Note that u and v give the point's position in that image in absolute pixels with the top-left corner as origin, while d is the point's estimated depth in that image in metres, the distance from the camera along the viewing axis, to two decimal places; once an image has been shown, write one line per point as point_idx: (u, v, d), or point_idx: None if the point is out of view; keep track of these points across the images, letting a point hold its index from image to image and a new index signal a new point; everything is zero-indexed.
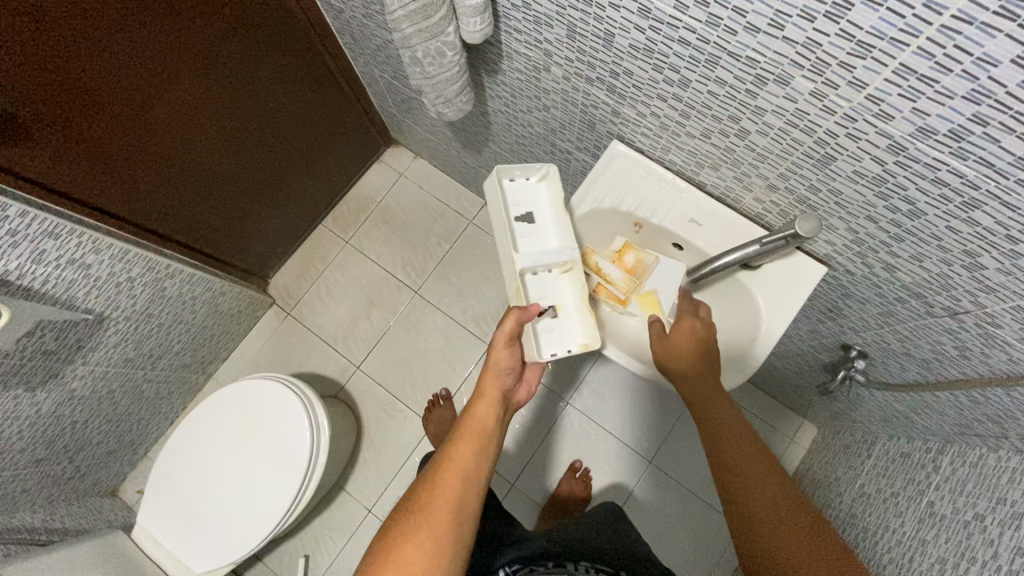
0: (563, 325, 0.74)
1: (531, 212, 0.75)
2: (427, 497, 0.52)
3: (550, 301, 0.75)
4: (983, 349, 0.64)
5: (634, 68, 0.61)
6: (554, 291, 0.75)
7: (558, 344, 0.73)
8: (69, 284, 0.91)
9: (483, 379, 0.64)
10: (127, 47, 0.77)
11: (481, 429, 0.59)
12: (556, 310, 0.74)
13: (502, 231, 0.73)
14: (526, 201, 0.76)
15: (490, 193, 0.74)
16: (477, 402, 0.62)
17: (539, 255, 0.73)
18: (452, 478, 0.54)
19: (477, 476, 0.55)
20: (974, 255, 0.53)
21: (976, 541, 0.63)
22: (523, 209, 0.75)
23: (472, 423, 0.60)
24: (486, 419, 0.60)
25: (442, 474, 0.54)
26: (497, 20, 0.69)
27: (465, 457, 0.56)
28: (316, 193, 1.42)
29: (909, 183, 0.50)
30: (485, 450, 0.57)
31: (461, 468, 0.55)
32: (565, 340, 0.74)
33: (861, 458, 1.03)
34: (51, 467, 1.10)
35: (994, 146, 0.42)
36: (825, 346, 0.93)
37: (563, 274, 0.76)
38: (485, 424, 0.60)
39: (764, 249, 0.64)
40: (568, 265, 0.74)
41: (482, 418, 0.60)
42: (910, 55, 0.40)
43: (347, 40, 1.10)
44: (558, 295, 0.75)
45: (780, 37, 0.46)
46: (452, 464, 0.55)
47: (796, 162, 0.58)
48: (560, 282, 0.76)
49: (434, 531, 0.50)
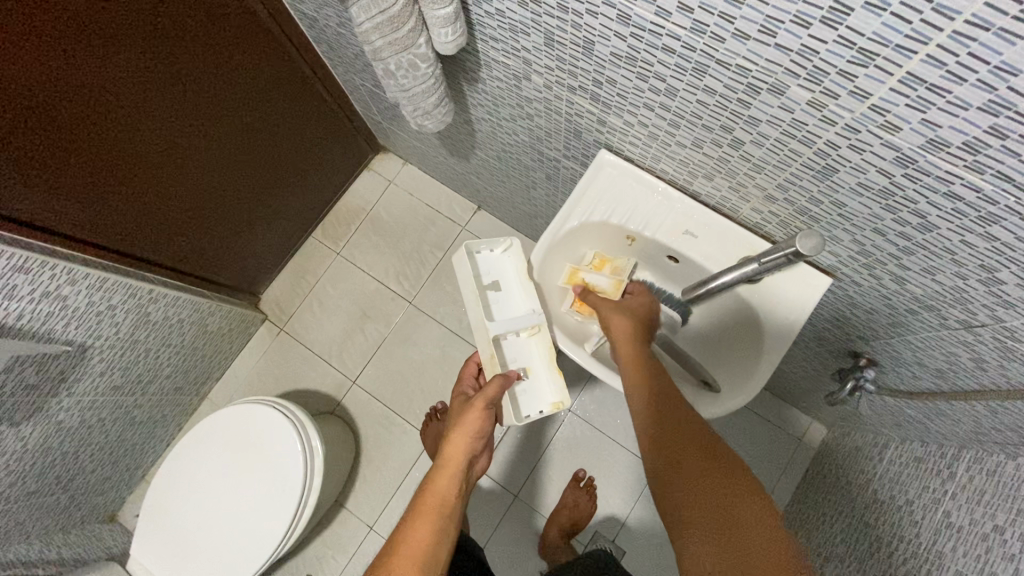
0: (535, 386, 0.78)
1: (498, 280, 0.80)
2: None
3: (521, 363, 0.78)
4: (1001, 362, 0.60)
5: (618, 77, 0.57)
6: (524, 354, 0.78)
7: (531, 404, 0.77)
8: (47, 318, 0.88)
9: (445, 450, 0.66)
10: (91, 73, 0.73)
11: (440, 505, 0.60)
12: (526, 371, 0.78)
13: (471, 299, 0.77)
14: (493, 270, 0.80)
15: (458, 266, 0.79)
16: (440, 472, 0.64)
17: (509, 321, 0.74)
18: (413, 552, 0.55)
19: (435, 559, 0.55)
20: (991, 270, 0.49)
21: (996, 556, 0.60)
22: (491, 279, 0.80)
23: (431, 497, 0.61)
24: (446, 494, 0.62)
25: (397, 561, 0.54)
26: (472, 28, 0.65)
27: (422, 540, 0.56)
28: (303, 206, 1.39)
29: (919, 197, 0.46)
30: (445, 527, 0.59)
31: (423, 543, 0.56)
32: (537, 401, 0.77)
33: (873, 462, 1.00)
34: (45, 498, 1.08)
35: (1013, 159, 0.38)
36: (832, 353, 0.89)
37: (531, 337, 0.78)
38: (446, 499, 0.61)
39: (764, 268, 0.59)
40: (536, 328, 0.76)
41: (442, 492, 0.62)
42: (918, 63, 0.36)
43: (324, 48, 1.06)
44: (527, 357, 0.78)
45: (771, 45, 0.41)
46: (405, 553, 0.55)
47: (794, 174, 0.54)
48: (530, 344, 0.79)
49: None
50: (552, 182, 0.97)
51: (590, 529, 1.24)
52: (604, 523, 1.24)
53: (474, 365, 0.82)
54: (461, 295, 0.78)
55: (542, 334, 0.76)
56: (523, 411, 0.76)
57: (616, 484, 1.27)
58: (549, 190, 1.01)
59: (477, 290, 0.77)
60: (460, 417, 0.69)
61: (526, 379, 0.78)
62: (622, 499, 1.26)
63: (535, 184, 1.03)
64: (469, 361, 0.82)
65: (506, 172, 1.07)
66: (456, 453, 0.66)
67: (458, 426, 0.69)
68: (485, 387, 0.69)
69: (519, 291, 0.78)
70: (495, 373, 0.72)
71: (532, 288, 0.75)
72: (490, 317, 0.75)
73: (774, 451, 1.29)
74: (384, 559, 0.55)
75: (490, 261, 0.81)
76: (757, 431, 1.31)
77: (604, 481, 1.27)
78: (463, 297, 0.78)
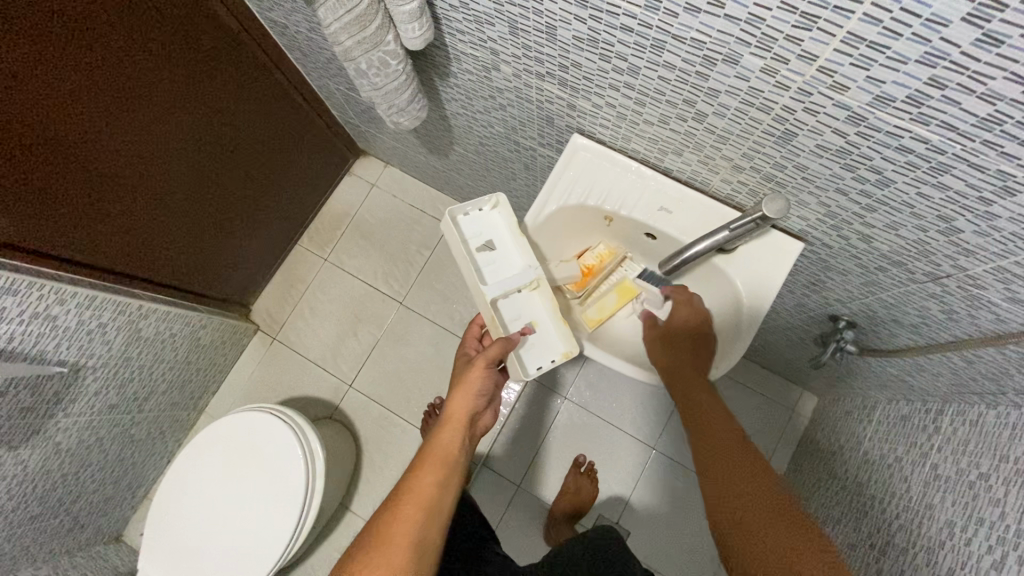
0: (543, 340, 0.76)
1: (491, 243, 0.77)
2: (387, 528, 0.59)
3: (526, 319, 0.77)
4: (970, 312, 0.62)
5: (582, 60, 0.59)
6: (527, 310, 0.77)
7: (541, 357, 0.76)
8: (38, 339, 0.88)
9: (450, 405, 0.71)
10: (65, 90, 0.73)
11: (445, 456, 0.66)
12: (533, 326, 0.76)
13: (465, 264, 0.74)
14: (485, 233, 0.77)
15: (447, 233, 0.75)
16: (445, 427, 0.69)
17: (506, 281, 0.74)
18: (420, 494, 0.61)
19: (440, 505, 0.62)
20: (949, 220, 0.51)
21: (982, 501, 0.63)
22: (485, 242, 0.76)
23: (438, 449, 0.67)
24: (451, 445, 0.67)
25: (403, 503, 0.61)
26: (438, 23, 0.66)
27: (428, 487, 0.62)
28: (287, 216, 1.40)
29: (873, 153, 0.49)
30: (448, 478, 0.64)
31: (428, 490, 0.62)
32: (547, 352, 0.76)
33: (862, 424, 1.02)
34: (49, 522, 1.08)
35: (954, 108, 0.40)
36: (812, 319, 0.91)
37: (533, 292, 0.77)
38: (450, 451, 0.67)
39: (733, 234, 0.62)
40: (536, 284, 0.76)
41: (446, 447, 0.67)
42: (856, 22, 0.38)
43: (298, 55, 1.08)
44: (531, 313, 0.77)
45: (721, 15, 0.43)
46: (413, 495, 0.61)
47: (757, 142, 0.56)
48: (531, 300, 0.77)
49: (394, 542, 0.57)
50: (531, 171, 0.99)
51: (593, 513, 1.26)
52: (607, 506, 1.26)
53: (477, 327, 0.83)
54: (455, 261, 0.74)
55: (544, 289, 0.76)
56: (533, 365, 0.75)
57: (616, 467, 1.28)
58: (528, 180, 1.03)
59: (471, 253, 0.75)
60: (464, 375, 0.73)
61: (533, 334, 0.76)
62: (624, 481, 1.28)
63: (514, 175, 1.05)
64: (475, 322, 0.82)
65: (484, 165, 1.09)
66: (460, 409, 0.71)
67: (463, 382, 0.73)
68: (488, 348, 0.71)
69: (512, 256, 0.76)
70: (498, 334, 0.73)
71: (528, 247, 0.74)
72: (488, 281, 0.74)
73: (770, 424, 1.31)
74: (395, 502, 0.61)
75: (477, 222, 0.77)
76: (752, 405, 1.33)
77: (604, 463, 1.29)
78: (456, 263, 0.74)
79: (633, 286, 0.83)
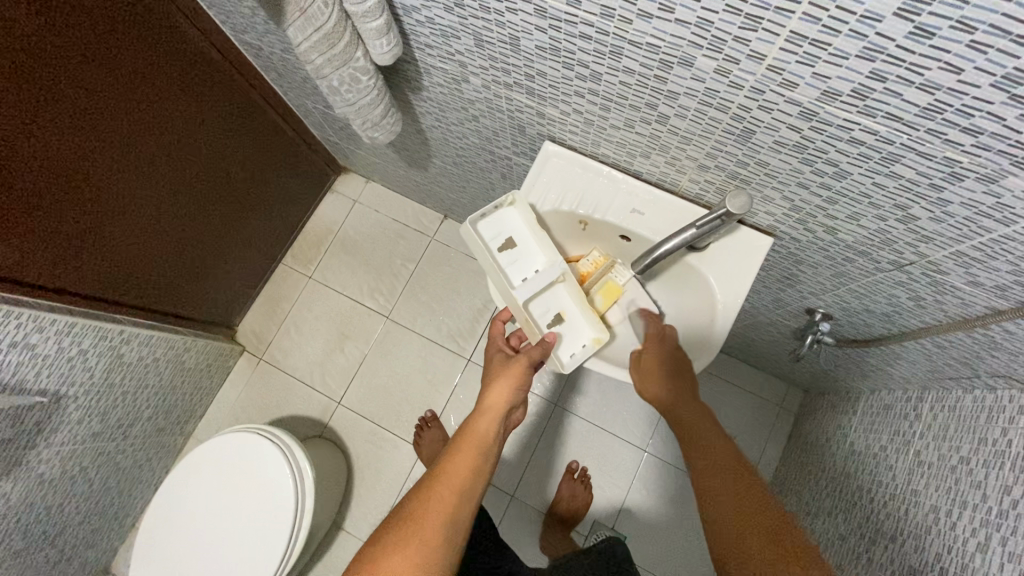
0: (572, 327, 0.77)
1: (511, 238, 0.76)
2: (421, 506, 0.59)
3: (554, 310, 0.78)
4: (936, 297, 0.64)
5: (546, 69, 0.60)
6: (554, 300, 0.78)
7: (575, 343, 0.77)
8: (18, 369, 0.88)
9: (487, 396, 0.73)
10: (40, 115, 0.73)
11: (480, 443, 0.67)
12: (561, 316, 0.77)
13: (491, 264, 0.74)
14: (503, 229, 0.75)
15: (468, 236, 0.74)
16: (481, 415, 0.70)
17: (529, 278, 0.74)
18: (455, 479, 0.62)
19: (472, 489, 0.62)
20: (905, 208, 0.53)
21: (964, 485, 0.64)
22: (504, 237, 0.75)
23: (474, 435, 0.67)
24: (487, 434, 0.68)
25: (438, 485, 0.61)
26: (406, 38, 0.68)
27: (463, 470, 0.63)
28: (269, 235, 1.40)
29: (828, 146, 0.50)
30: (482, 463, 0.65)
31: (462, 475, 0.62)
32: (578, 337, 0.77)
33: (846, 415, 1.03)
34: (34, 556, 1.06)
35: (897, 100, 0.42)
36: (790, 313, 0.92)
37: (557, 283, 0.78)
38: (486, 438, 0.68)
39: (701, 232, 0.63)
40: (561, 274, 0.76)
41: (482, 433, 0.68)
42: (797, 21, 0.39)
43: (274, 76, 1.09)
44: (558, 303, 0.78)
45: (673, 20, 0.45)
46: (448, 475, 0.62)
47: (718, 141, 0.57)
48: (556, 291, 0.78)
49: (427, 519, 0.57)
50: (508, 180, 1.00)
51: (589, 519, 1.26)
52: (602, 511, 1.26)
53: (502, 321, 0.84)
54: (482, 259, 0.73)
55: (569, 278, 0.77)
56: (566, 353, 0.76)
57: (610, 472, 1.28)
58: (506, 188, 1.04)
59: (495, 254, 0.74)
60: (503, 369, 0.75)
61: (562, 324, 0.77)
62: (618, 485, 1.28)
63: (493, 184, 1.06)
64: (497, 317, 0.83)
65: (463, 176, 1.10)
66: (497, 400, 0.72)
67: (502, 375, 0.74)
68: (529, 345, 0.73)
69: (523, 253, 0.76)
70: (535, 335, 0.74)
71: (547, 240, 0.74)
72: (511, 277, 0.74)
73: (760, 420, 1.32)
74: (429, 482, 0.62)
75: (497, 222, 0.75)
76: (741, 403, 1.33)
77: (598, 468, 1.29)
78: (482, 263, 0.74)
79: (620, 286, 0.80)
